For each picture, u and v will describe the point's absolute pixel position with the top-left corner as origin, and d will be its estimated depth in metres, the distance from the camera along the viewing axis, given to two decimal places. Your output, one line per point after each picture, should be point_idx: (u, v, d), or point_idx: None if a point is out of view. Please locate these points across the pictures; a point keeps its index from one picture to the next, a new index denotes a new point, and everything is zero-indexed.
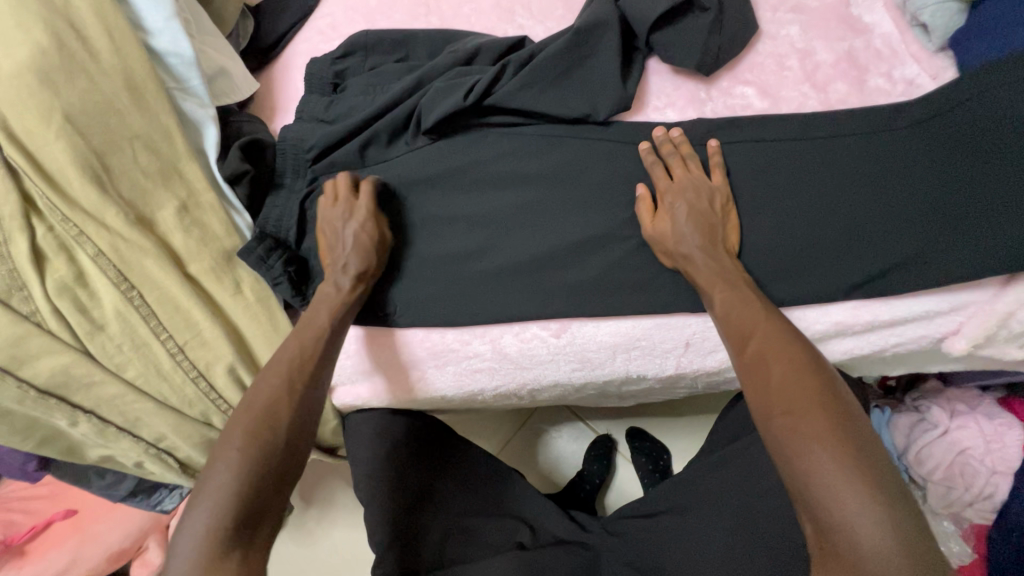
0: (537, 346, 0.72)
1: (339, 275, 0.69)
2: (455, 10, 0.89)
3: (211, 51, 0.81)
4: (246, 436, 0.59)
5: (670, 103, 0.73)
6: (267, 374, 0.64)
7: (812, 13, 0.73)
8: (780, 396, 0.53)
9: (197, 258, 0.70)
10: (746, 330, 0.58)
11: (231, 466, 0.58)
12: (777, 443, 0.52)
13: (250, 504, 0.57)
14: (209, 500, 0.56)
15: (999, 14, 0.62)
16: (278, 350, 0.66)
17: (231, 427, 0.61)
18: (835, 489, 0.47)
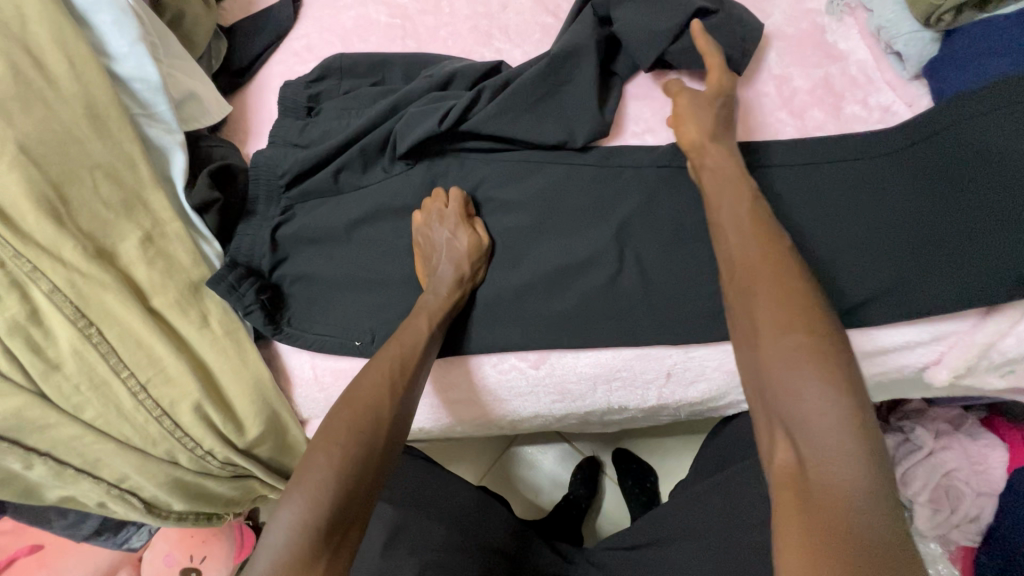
0: (516, 377, 0.70)
1: (437, 283, 0.67)
2: (432, 34, 0.88)
3: (180, 75, 0.79)
4: (352, 460, 0.55)
5: (648, 129, 0.72)
6: (363, 394, 0.60)
7: (789, 38, 0.73)
8: (781, 320, 0.47)
9: (161, 291, 0.67)
10: (744, 254, 0.52)
11: (309, 493, 0.52)
12: (767, 368, 0.46)
13: (343, 508, 0.53)
14: (305, 497, 0.52)
15: (969, 44, 0.63)
16: (367, 369, 0.62)
17: (314, 450, 0.56)
18: (820, 416, 0.42)
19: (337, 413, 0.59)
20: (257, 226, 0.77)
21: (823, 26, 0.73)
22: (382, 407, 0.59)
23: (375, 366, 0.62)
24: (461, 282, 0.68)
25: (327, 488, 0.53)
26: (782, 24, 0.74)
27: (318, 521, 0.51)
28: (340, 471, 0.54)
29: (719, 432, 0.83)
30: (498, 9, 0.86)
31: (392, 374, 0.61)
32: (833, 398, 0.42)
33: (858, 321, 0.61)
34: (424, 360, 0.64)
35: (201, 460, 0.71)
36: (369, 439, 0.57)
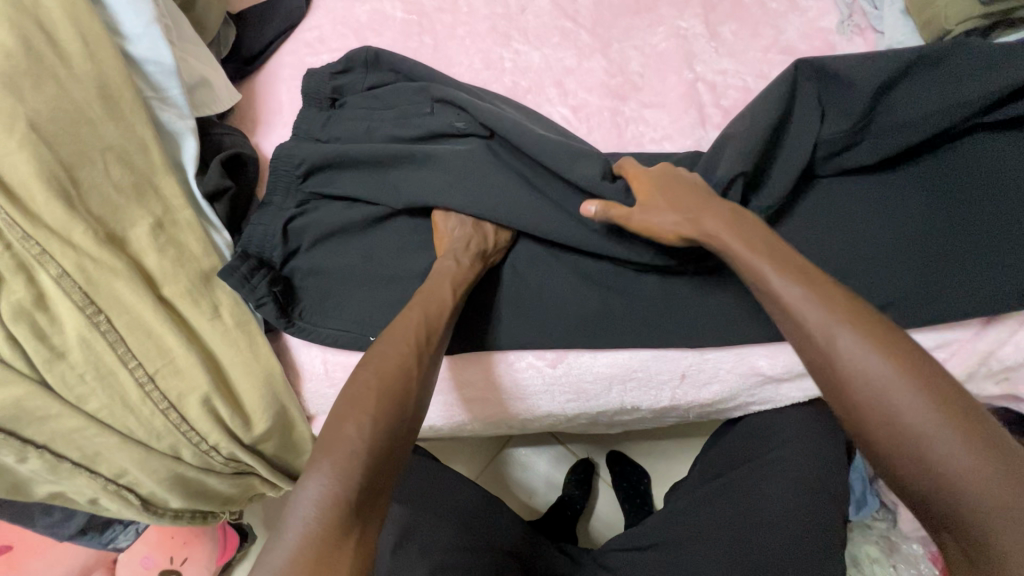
0: (532, 375, 0.70)
1: (459, 251, 0.66)
2: (449, 32, 0.88)
3: (192, 60, 0.77)
4: (385, 421, 0.52)
5: (669, 136, 0.75)
6: (392, 355, 0.57)
7: (801, 55, 0.76)
8: (862, 390, 0.44)
9: (172, 280, 0.65)
10: (816, 327, 0.47)
11: (339, 462, 0.49)
12: (888, 455, 0.43)
13: (371, 479, 0.49)
14: (331, 465, 0.48)
15: None
16: (387, 335, 0.59)
17: (339, 412, 0.52)
18: (985, 494, 0.39)
19: (367, 373, 0.55)
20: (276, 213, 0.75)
21: (835, 46, 0.75)
22: (413, 369, 0.57)
23: (399, 329, 0.60)
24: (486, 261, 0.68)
25: (364, 447, 0.50)
26: (795, 41, 0.76)
27: (356, 478, 0.48)
28: (377, 429, 0.51)
29: (724, 435, 0.84)
30: (516, 12, 0.87)
31: (421, 340, 0.59)
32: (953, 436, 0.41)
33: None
34: (447, 328, 0.63)
35: (205, 455, 0.69)
36: (399, 404, 0.53)
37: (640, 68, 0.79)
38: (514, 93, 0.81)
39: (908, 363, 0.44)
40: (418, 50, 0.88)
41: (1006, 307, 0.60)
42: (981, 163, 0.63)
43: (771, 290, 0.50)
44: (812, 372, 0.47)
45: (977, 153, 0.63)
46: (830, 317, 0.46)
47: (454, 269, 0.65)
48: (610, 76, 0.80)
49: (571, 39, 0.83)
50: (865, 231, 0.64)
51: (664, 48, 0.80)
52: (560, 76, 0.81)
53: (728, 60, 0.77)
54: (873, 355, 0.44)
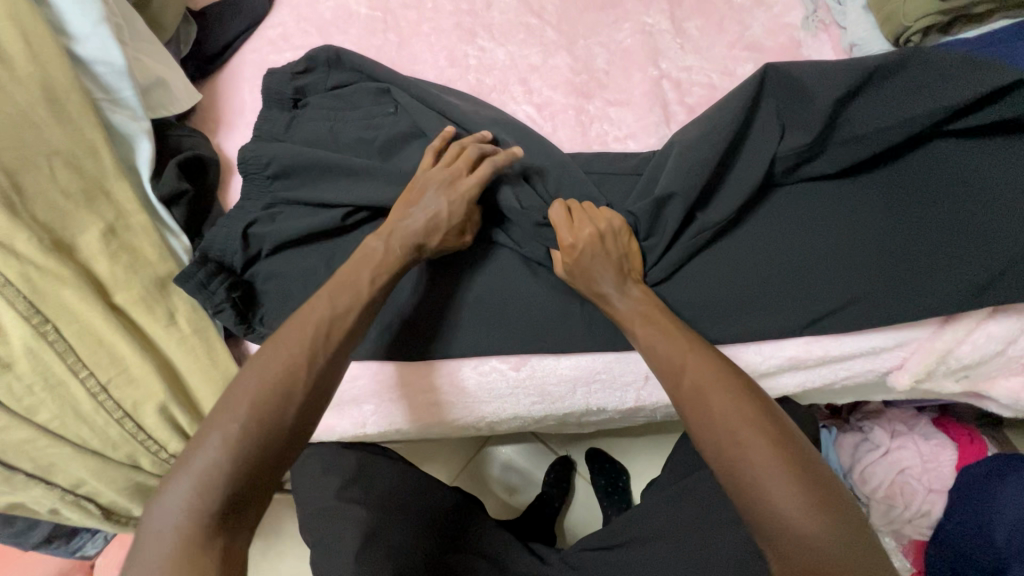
0: (496, 379, 0.69)
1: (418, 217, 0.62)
2: (414, 28, 0.86)
3: (147, 60, 0.75)
4: (256, 428, 0.50)
5: (631, 134, 0.74)
6: (281, 359, 0.53)
7: (766, 51, 0.75)
8: (721, 428, 0.50)
9: (125, 287, 0.64)
10: (676, 372, 0.55)
11: (195, 472, 0.48)
12: (734, 491, 0.49)
13: (231, 495, 0.48)
14: (192, 477, 0.48)
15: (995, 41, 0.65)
16: (285, 327, 0.55)
17: (208, 425, 0.50)
18: (804, 536, 0.45)
19: (243, 386, 0.52)
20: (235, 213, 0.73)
21: (800, 41, 0.75)
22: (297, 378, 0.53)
23: (291, 333, 0.55)
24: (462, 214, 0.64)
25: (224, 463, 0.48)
26: (760, 37, 0.76)
27: (215, 493, 0.47)
28: (243, 443, 0.49)
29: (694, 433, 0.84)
30: (482, 8, 0.86)
31: (314, 343, 0.55)
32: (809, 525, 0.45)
33: (832, 325, 0.63)
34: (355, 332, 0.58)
35: (165, 464, 0.67)
36: (272, 419, 0.51)
37: (605, 65, 0.78)
38: (479, 91, 0.80)
39: (812, 490, 0.46)
40: (383, 47, 0.86)
41: (958, 310, 0.60)
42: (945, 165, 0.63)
43: (690, 387, 0.53)
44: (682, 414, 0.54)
45: (942, 155, 0.64)
46: (743, 423, 0.50)
47: (384, 256, 0.62)
48: (575, 73, 0.79)
49: (537, 36, 0.82)
50: (822, 237, 0.64)
51: (630, 44, 0.79)
52: (525, 73, 0.80)
53: (693, 56, 0.76)
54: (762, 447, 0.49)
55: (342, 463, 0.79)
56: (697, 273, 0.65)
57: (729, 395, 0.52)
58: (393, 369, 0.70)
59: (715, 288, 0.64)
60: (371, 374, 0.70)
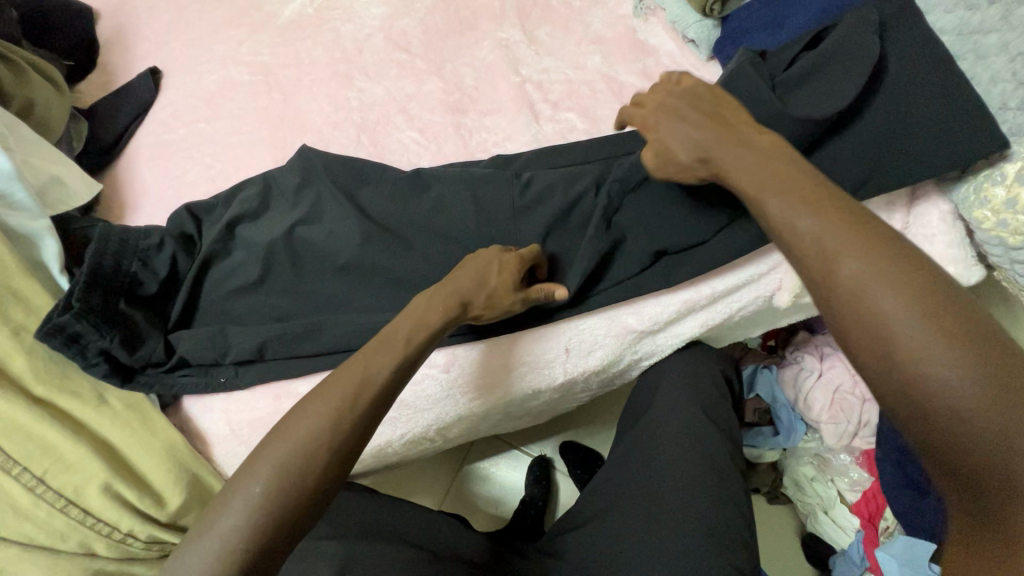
0: (429, 384, 0.73)
1: (437, 296, 0.60)
2: (296, 84, 0.92)
3: (37, 161, 0.77)
4: (254, 525, 0.48)
5: (507, 137, 0.81)
6: (307, 431, 0.52)
7: (609, 42, 0.84)
8: (837, 281, 0.41)
9: (46, 380, 0.66)
10: (815, 248, 0.43)
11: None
12: (903, 395, 0.38)
13: None
14: None
15: (742, 24, 0.77)
16: (287, 445, 0.51)
17: (192, 534, 0.49)
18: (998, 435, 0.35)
19: (235, 502, 0.49)
20: (104, 299, 0.70)
21: (634, 28, 0.84)
22: (314, 455, 0.51)
23: (298, 420, 0.52)
24: (443, 310, 0.59)
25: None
26: (602, 31, 0.85)
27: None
28: (228, 542, 0.47)
29: (635, 392, 0.87)
30: (355, 54, 0.93)
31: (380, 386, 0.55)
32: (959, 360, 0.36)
33: (718, 259, 0.67)
34: (385, 390, 0.55)
35: (122, 544, 0.66)
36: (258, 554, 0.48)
37: (473, 81, 0.86)
38: (365, 127, 0.86)
39: (965, 338, 0.37)
40: (270, 106, 0.92)
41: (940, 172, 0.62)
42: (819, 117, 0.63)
43: (846, 300, 0.41)
44: (826, 315, 0.43)
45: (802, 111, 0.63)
46: (866, 289, 0.40)
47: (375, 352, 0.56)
48: (448, 93, 0.85)
49: (408, 67, 0.89)
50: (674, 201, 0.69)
51: (492, 59, 0.86)
52: (404, 103, 0.86)
53: (548, 58, 0.85)
54: (891, 296, 0.39)
55: None
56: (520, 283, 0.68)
57: (875, 263, 0.40)
58: None
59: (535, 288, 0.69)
60: None
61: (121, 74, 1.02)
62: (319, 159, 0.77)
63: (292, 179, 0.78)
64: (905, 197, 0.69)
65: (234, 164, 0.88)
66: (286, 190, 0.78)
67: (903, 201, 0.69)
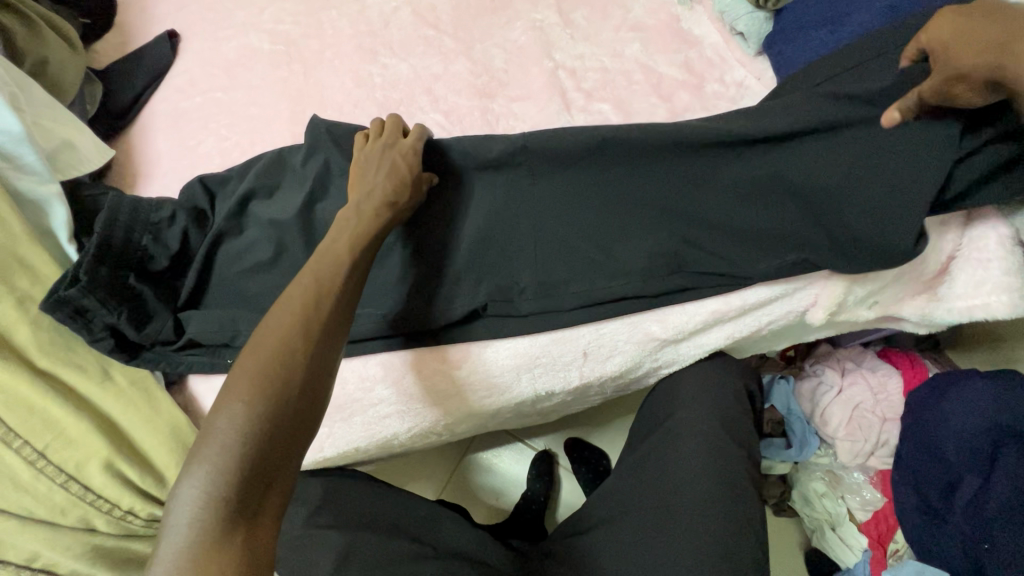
0: (441, 380, 0.70)
1: (361, 199, 0.59)
2: (318, 56, 0.89)
3: (48, 123, 0.74)
4: (255, 434, 0.45)
5: (535, 126, 0.76)
6: (272, 337, 0.49)
7: (650, 30, 0.80)
8: None
9: (50, 351, 0.65)
10: None
11: (212, 466, 0.44)
12: None
13: (253, 483, 0.44)
14: (201, 467, 0.44)
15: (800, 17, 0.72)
16: (277, 318, 0.51)
17: (183, 471, 0.44)
18: None
19: (222, 419, 0.45)
20: (112, 274, 0.68)
21: (678, 15, 0.80)
22: (289, 362, 0.48)
23: (271, 327, 0.50)
24: (374, 216, 0.59)
25: (223, 459, 0.44)
26: (642, 17, 0.80)
27: (232, 459, 0.44)
28: (237, 442, 0.44)
29: (650, 398, 0.84)
30: (380, 28, 0.88)
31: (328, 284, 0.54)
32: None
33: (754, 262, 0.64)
34: (349, 292, 0.55)
35: (122, 522, 0.66)
36: (277, 422, 0.46)
37: (503, 64, 0.81)
38: (387, 106, 0.82)
39: None
40: (289, 78, 0.88)
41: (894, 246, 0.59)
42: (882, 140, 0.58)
43: None
44: None
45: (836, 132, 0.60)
46: None
47: (354, 226, 0.58)
48: (475, 76, 0.81)
49: (435, 46, 0.85)
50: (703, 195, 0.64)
51: (524, 41, 0.82)
52: (429, 83, 0.82)
53: (584, 44, 0.80)
54: None
55: (310, 490, 0.81)
56: (489, 278, 0.68)
57: None
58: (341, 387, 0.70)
59: (508, 280, 0.68)
60: None
61: (138, 36, 0.98)
62: (337, 134, 0.73)
63: (309, 153, 0.74)
64: (960, 219, 0.63)
65: (250, 137, 0.85)
66: (302, 166, 0.74)
67: (958, 223, 0.63)
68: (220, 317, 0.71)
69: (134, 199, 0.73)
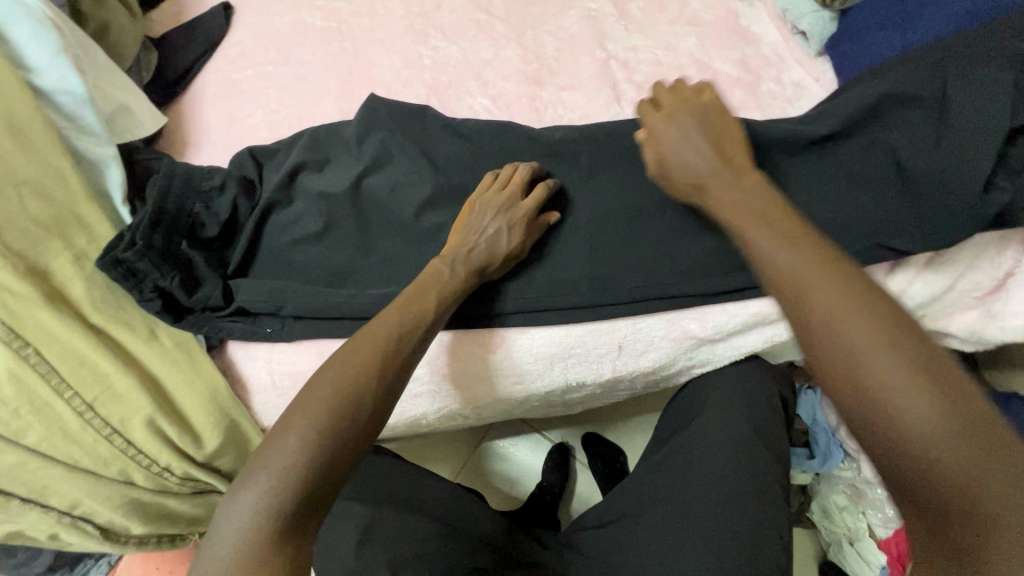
0: (474, 363, 0.71)
1: (456, 258, 0.63)
2: (368, 35, 0.89)
3: (107, 87, 0.76)
4: (315, 461, 0.48)
5: (584, 116, 0.76)
6: (352, 371, 0.52)
7: (707, 24, 0.79)
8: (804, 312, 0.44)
9: (101, 307, 0.67)
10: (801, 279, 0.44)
11: (274, 483, 0.47)
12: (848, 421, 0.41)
13: (305, 507, 0.47)
14: (263, 482, 0.47)
15: (866, 18, 0.70)
16: (357, 348, 0.54)
17: (246, 473, 0.48)
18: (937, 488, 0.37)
19: (289, 440, 0.48)
20: (164, 238, 0.70)
21: (737, 11, 0.79)
22: (361, 404, 0.51)
23: (349, 358, 0.53)
24: (465, 278, 0.62)
25: (284, 482, 0.47)
26: (700, 11, 0.79)
27: (290, 484, 0.47)
28: (297, 466, 0.47)
29: (678, 397, 0.84)
30: (432, 9, 0.88)
31: (413, 334, 0.57)
32: (917, 389, 0.38)
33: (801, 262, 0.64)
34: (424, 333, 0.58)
35: (159, 477, 0.69)
36: (337, 449, 0.49)
37: (554, 52, 0.81)
38: (435, 88, 0.82)
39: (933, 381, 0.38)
40: (339, 56, 0.89)
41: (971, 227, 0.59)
42: (925, 150, 0.61)
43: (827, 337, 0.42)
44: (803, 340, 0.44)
45: (881, 145, 0.64)
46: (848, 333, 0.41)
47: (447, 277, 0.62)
48: (525, 62, 0.81)
49: (487, 30, 0.85)
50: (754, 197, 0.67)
51: (576, 30, 0.81)
52: (478, 67, 0.82)
53: (637, 35, 0.79)
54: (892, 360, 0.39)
55: None
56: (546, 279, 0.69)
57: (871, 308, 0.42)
58: None
59: (568, 275, 0.69)
60: None
61: (193, 6, 1.00)
62: (387, 113, 0.74)
63: (358, 130, 0.75)
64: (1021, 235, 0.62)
65: (299, 112, 0.86)
66: (351, 144, 0.76)
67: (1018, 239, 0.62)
68: (264, 286, 0.72)
69: (188, 167, 0.75)
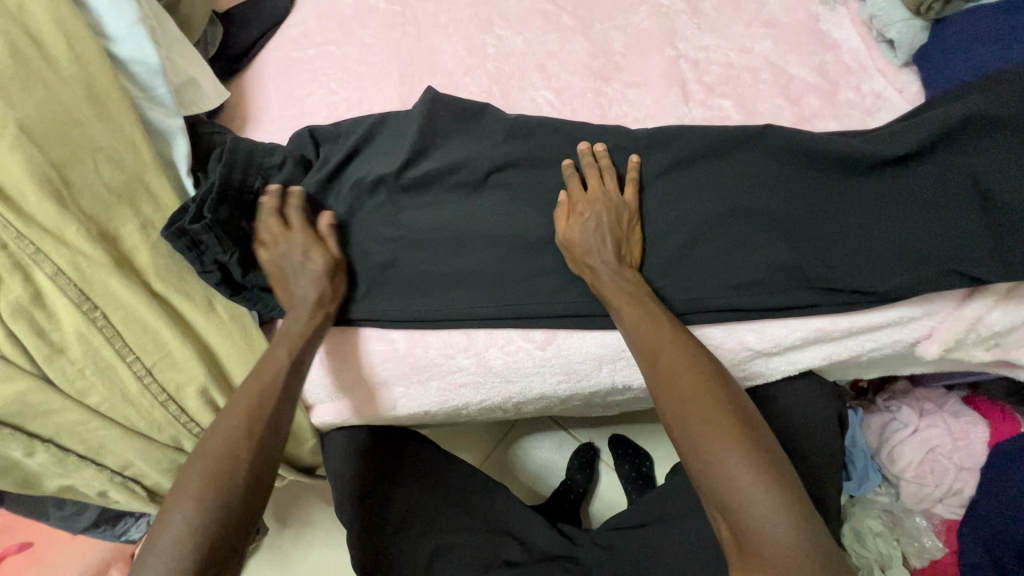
0: (523, 358, 0.70)
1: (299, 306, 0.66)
2: (432, 20, 0.89)
3: (178, 59, 0.77)
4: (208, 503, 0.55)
5: (650, 115, 0.74)
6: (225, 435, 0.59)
7: (784, 27, 0.76)
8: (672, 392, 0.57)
9: (164, 276, 0.68)
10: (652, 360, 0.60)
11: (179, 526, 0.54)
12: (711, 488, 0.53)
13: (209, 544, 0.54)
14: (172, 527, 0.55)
15: (963, 30, 0.67)
16: (231, 406, 0.61)
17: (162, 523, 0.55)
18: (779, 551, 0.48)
19: (189, 487, 0.56)
20: (228, 212, 0.70)
21: (818, 15, 0.77)
22: (242, 452, 0.58)
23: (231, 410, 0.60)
24: (307, 319, 0.66)
25: (187, 523, 0.54)
26: (778, 14, 0.77)
27: (191, 524, 0.54)
28: (195, 508, 0.55)
29: None
30: None
31: (281, 373, 0.63)
32: (743, 462, 0.51)
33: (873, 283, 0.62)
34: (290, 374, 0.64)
35: None
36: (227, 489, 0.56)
37: (621, 48, 0.79)
38: (498, 78, 0.81)
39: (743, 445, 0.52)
40: (402, 40, 0.88)
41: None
42: (1009, 177, 0.59)
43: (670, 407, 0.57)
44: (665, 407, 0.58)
45: (966, 169, 0.61)
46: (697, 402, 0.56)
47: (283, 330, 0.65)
48: (592, 57, 0.80)
49: (554, 22, 0.83)
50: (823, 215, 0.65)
51: (647, 26, 0.80)
52: (543, 59, 0.81)
53: (710, 35, 0.77)
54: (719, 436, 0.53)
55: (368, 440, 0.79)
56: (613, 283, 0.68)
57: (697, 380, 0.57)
58: (426, 348, 0.71)
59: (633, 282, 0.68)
60: (389, 358, 0.72)
61: None
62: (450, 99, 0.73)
63: (419, 111, 0.74)
64: None
65: (358, 94, 0.86)
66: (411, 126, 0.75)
67: None
68: None
69: (251, 142, 0.74)
